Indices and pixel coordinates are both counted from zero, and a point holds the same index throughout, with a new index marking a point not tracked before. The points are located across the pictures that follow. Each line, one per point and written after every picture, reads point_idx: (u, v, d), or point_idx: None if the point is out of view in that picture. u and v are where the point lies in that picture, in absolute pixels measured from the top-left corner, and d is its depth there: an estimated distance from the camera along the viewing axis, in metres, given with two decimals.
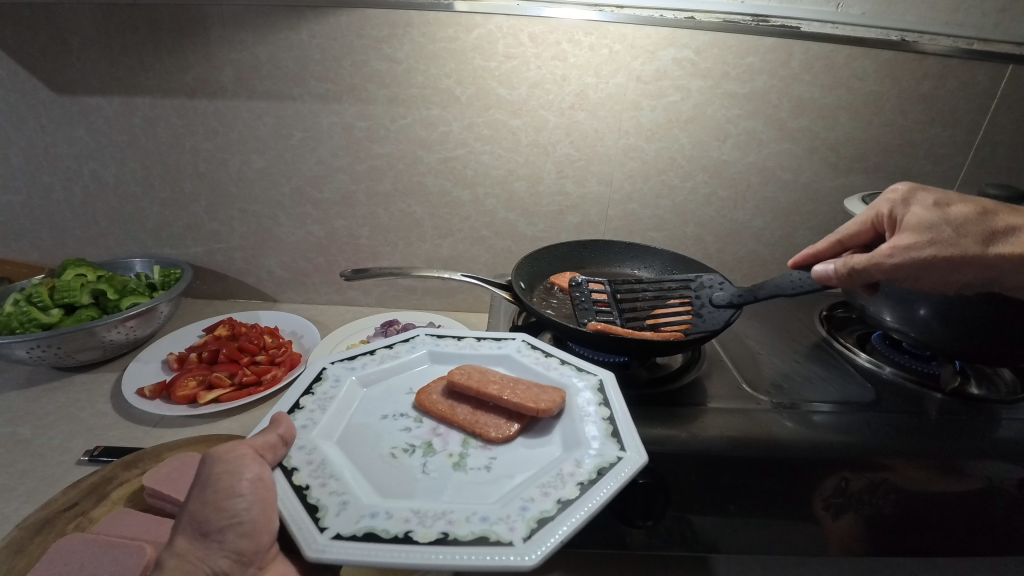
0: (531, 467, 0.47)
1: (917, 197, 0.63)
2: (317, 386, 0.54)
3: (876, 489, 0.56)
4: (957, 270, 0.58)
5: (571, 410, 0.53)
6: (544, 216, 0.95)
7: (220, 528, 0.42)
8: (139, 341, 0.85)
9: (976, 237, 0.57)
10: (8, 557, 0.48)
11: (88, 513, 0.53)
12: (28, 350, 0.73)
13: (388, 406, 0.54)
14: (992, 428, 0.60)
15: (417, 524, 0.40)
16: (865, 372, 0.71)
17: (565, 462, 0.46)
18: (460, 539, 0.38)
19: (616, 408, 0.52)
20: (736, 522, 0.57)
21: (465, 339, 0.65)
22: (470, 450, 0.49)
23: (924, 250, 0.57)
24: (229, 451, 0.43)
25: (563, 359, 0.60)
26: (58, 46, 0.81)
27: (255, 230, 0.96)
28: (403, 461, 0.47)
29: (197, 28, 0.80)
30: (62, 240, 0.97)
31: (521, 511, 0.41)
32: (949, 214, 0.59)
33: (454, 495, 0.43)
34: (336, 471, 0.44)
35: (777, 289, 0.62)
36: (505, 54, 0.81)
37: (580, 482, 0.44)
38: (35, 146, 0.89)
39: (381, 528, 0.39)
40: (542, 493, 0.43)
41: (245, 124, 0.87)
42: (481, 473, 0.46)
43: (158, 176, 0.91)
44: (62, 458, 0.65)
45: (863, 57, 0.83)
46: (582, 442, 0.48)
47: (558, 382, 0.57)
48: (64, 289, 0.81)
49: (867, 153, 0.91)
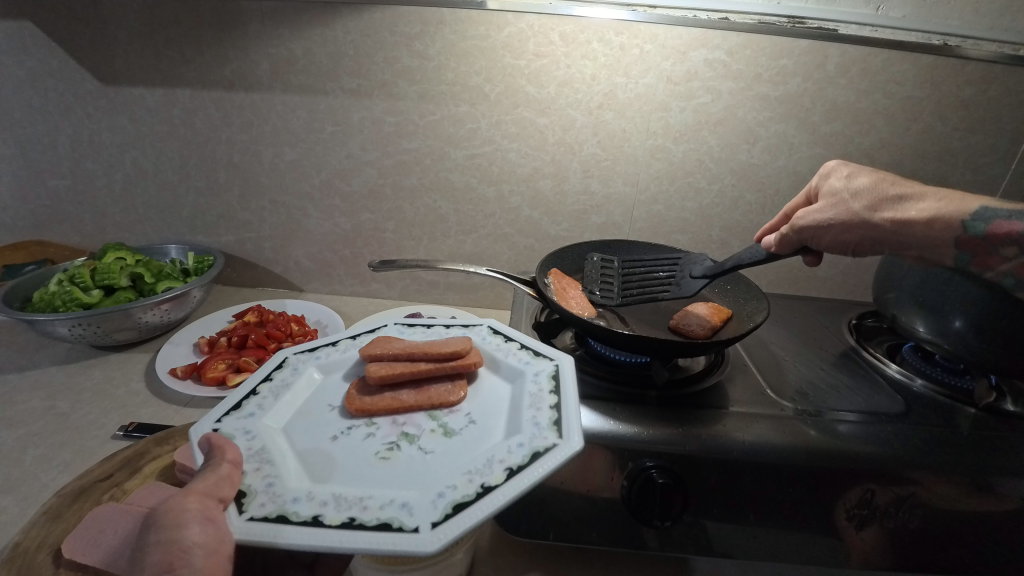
0: (465, 451, 0.47)
1: (839, 169, 0.66)
2: (277, 373, 0.55)
3: (902, 501, 0.55)
4: (853, 232, 0.61)
5: (523, 397, 0.53)
6: (568, 215, 0.95)
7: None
8: (172, 323, 0.88)
9: (867, 203, 0.60)
10: (47, 521, 0.51)
11: (121, 484, 0.55)
12: (69, 327, 0.77)
13: (336, 395, 0.54)
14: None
15: (331, 508, 0.40)
16: (892, 384, 0.69)
17: (498, 450, 0.46)
18: (367, 525, 0.39)
19: (566, 395, 0.52)
20: (754, 527, 0.55)
21: (421, 326, 0.66)
22: (417, 431, 0.49)
23: (826, 216, 0.62)
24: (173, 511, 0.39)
25: (524, 345, 0.61)
26: (105, 37, 0.85)
27: (284, 221, 0.98)
28: (346, 444, 0.48)
29: (236, 23, 0.82)
30: (103, 225, 1.01)
31: (438, 498, 0.41)
32: (853, 183, 0.62)
33: (385, 479, 0.44)
34: (273, 456, 0.45)
35: (739, 261, 0.68)
36: (534, 53, 0.82)
37: (507, 469, 0.44)
38: (80, 134, 0.93)
39: (295, 511, 0.40)
40: (466, 481, 0.43)
41: (279, 116, 0.89)
42: (420, 455, 0.47)
43: (194, 166, 0.94)
44: (97, 432, 0.68)
45: (901, 60, 0.81)
46: (522, 430, 0.48)
47: (514, 369, 0.57)
48: (104, 271, 0.84)
49: (902, 160, 0.89)
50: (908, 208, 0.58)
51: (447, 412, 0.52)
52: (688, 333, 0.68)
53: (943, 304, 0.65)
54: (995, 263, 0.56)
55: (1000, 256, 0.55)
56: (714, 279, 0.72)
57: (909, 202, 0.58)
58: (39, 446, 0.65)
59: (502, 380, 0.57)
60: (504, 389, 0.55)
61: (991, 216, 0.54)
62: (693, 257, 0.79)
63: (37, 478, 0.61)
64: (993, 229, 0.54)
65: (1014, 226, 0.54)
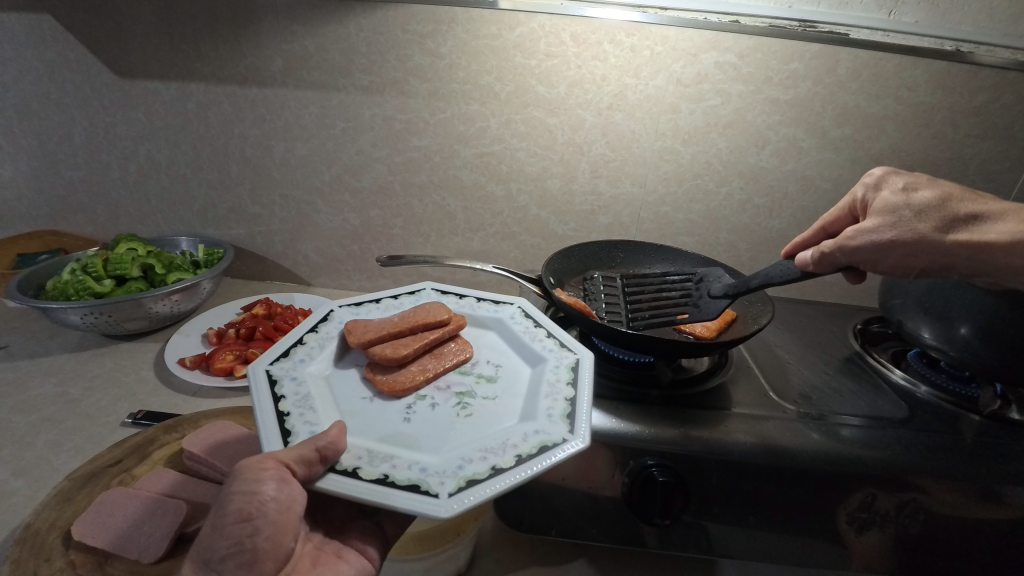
0: (521, 391, 0.55)
1: (890, 179, 0.59)
2: (282, 389, 0.49)
3: (903, 506, 0.54)
4: (919, 256, 0.55)
5: (520, 335, 0.62)
6: (575, 215, 0.95)
7: (224, 555, 0.40)
8: (182, 315, 0.89)
9: (936, 222, 0.54)
10: (58, 504, 0.52)
11: (130, 470, 0.56)
12: (81, 315, 0.78)
13: (354, 389, 0.53)
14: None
15: (492, 456, 0.46)
16: (897, 390, 0.69)
17: (547, 376, 0.55)
18: (530, 453, 0.46)
19: (546, 324, 0.63)
20: (753, 528, 0.56)
21: (367, 301, 0.65)
22: (466, 388, 0.55)
23: (884, 235, 0.55)
24: (253, 468, 0.42)
25: (481, 299, 0.67)
26: (123, 31, 0.86)
27: (294, 215, 0.99)
28: (416, 413, 0.51)
29: (251, 18, 0.83)
30: (116, 217, 1.02)
31: (549, 417, 0.50)
32: (913, 197, 0.56)
33: (486, 425, 0.50)
34: (389, 453, 0.45)
35: (767, 278, 0.61)
36: (545, 53, 0.82)
37: (568, 383, 0.54)
38: (96, 125, 0.94)
39: (473, 471, 0.44)
40: (553, 400, 0.52)
41: (291, 112, 0.90)
42: (489, 402, 0.53)
43: (206, 160, 0.95)
44: (107, 418, 0.69)
45: (913, 66, 0.81)
46: (545, 357, 0.58)
47: (488, 320, 0.64)
48: (116, 261, 0.85)
49: (913, 166, 0.88)
50: (984, 230, 0.53)
51: (469, 365, 0.58)
52: (692, 333, 0.68)
53: (953, 311, 0.65)
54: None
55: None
56: (735, 297, 0.65)
57: (982, 223, 0.53)
58: (50, 431, 0.66)
59: (483, 331, 0.64)
60: (490, 336, 0.63)
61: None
62: (708, 274, 0.73)
63: (48, 462, 0.62)
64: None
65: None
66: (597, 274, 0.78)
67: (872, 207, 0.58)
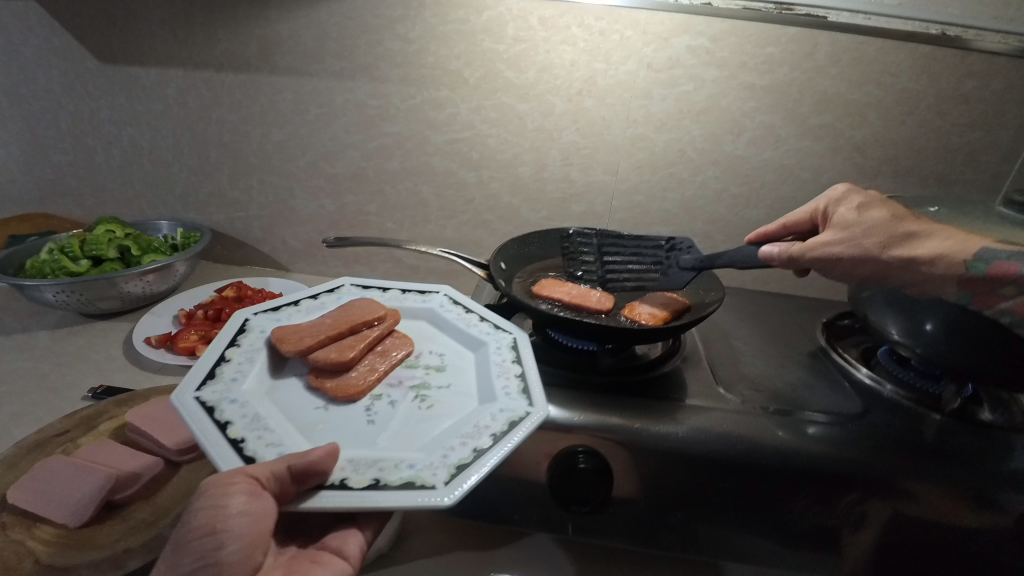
0: (474, 376, 0.58)
1: (851, 197, 0.58)
2: (225, 414, 0.47)
3: (842, 504, 0.52)
4: (859, 270, 0.52)
5: (455, 321, 0.65)
6: (548, 203, 0.93)
7: (191, 570, 0.41)
8: (157, 295, 0.91)
9: (882, 239, 0.50)
10: (1, 470, 0.53)
11: (75, 439, 0.58)
12: (55, 293, 0.80)
13: (304, 401, 0.52)
14: (993, 462, 0.54)
15: (470, 439, 0.48)
16: (855, 386, 0.66)
17: (494, 356, 0.59)
18: (504, 429, 0.49)
19: (472, 303, 0.67)
20: (680, 520, 0.55)
21: (286, 305, 0.62)
22: (419, 380, 0.57)
23: (833, 249, 0.52)
24: (223, 481, 0.43)
25: (406, 290, 0.69)
26: (104, 17, 0.88)
27: (270, 202, 1.00)
28: (378, 410, 0.52)
29: (225, 4, 0.84)
30: (101, 201, 1.04)
31: (508, 394, 0.54)
32: (863, 216, 0.53)
33: (450, 414, 0.52)
34: (370, 457, 0.46)
35: (730, 262, 0.60)
36: (514, 37, 0.81)
37: (515, 360, 0.58)
38: (81, 110, 0.96)
39: (458, 457, 0.46)
40: (507, 377, 0.56)
41: (266, 98, 0.91)
42: (447, 391, 0.56)
43: (186, 145, 0.96)
44: (70, 393, 0.71)
45: (896, 50, 0.78)
46: (486, 338, 0.62)
47: (421, 309, 0.66)
48: (93, 242, 0.87)
49: (897, 155, 0.85)
50: (916, 246, 0.49)
51: (414, 358, 0.60)
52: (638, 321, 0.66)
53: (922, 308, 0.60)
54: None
55: (999, 296, 0.48)
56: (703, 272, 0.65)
57: (918, 239, 0.50)
58: (15, 403, 0.68)
59: (417, 323, 0.65)
60: (426, 326, 0.65)
61: (994, 256, 0.47)
62: (681, 239, 0.73)
63: (7, 432, 0.64)
64: (994, 270, 0.47)
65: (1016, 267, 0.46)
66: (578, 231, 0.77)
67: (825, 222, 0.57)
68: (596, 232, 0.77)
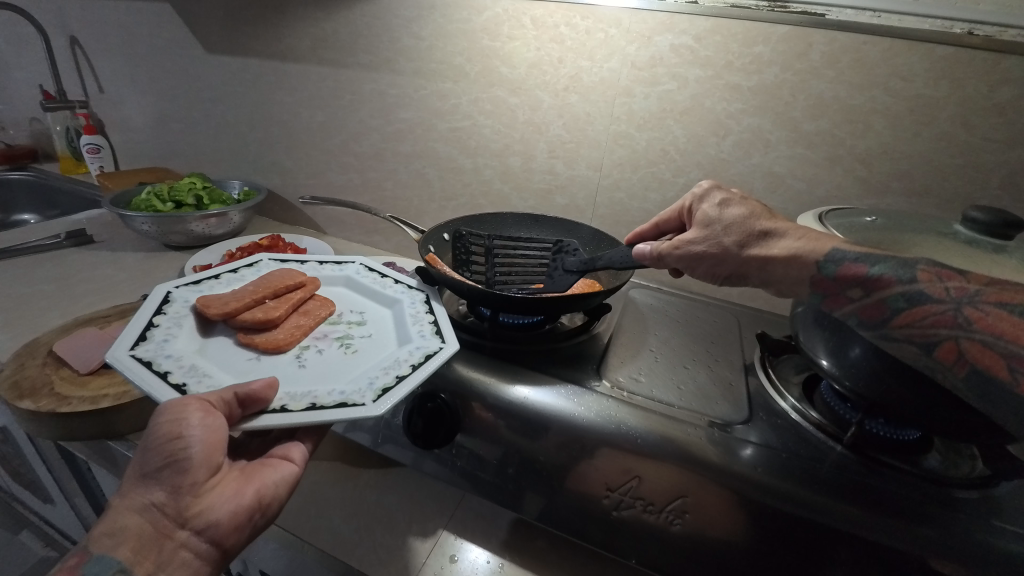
0: (389, 327, 0.67)
1: (712, 195, 0.63)
2: (161, 365, 0.53)
3: (669, 502, 0.52)
4: (724, 265, 0.57)
5: (370, 287, 0.74)
6: (534, 192, 0.99)
7: (158, 467, 0.46)
8: (217, 236, 1.14)
9: (738, 237, 0.56)
10: (60, 330, 0.76)
11: (109, 321, 0.79)
12: (145, 224, 1.05)
13: (235, 355, 0.58)
14: (859, 499, 0.48)
15: (389, 370, 0.57)
16: (758, 401, 0.62)
17: (407, 310, 0.69)
18: (419, 362, 0.58)
19: (384, 269, 0.79)
20: (510, 477, 0.59)
21: (206, 280, 0.69)
22: (342, 333, 0.65)
23: (695, 246, 0.59)
24: (180, 403, 0.47)
25: (323, 263, 0.79)
26: (209, 17, 1.12)
27: (314, 172, 1.19)
28: (306, 351, 0.60)
29: (288, 6, 1.03)
30: (204, 162, 1.33)
31: (418, 339, 0.63)
32: (724, 214, 0.59)
33: (371, 356, 0.60)
34: (303, 390, 0.53)
35: (609, 262, 0.67)
36: (508, 35, 0.88)
37: (423, 313, 0.69)
38: (193, 90, 1.23)
39: (382, 382, 0.55)
40: (419, 324, 0.66)
41: (314, 84, 1.08)
42: (367, 339, 0.64)
43: (258, 121, 1.19)
44: (133, 296, 0.94)
45: (908, 52, 0.69)
46: (398, 297, 0.72)
47: (340, 278, 0.76)
48: (177, 190, 1.12)
49: (910, 170, 0.76)
50: (771, 245, 0.53)
51: (335, 317, 0.68)
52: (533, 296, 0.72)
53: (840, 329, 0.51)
54: (879, 314, 0.43)
55: (846, 297, 0.46)
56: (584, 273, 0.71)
57: (773, 239, 0.53)
58: (97, 296, 0.93)
59: (336, 290, 0.75)
60: (343, 290, 0.75)
61: (842, 258, 0.46)
62: (566, 242, 0.76)
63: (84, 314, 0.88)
64: (842, 271, 0.46)
65: (861, 268, 0.44)
66: (466, 233, 0.78)
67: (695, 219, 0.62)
68: (486, 236, 0.77)
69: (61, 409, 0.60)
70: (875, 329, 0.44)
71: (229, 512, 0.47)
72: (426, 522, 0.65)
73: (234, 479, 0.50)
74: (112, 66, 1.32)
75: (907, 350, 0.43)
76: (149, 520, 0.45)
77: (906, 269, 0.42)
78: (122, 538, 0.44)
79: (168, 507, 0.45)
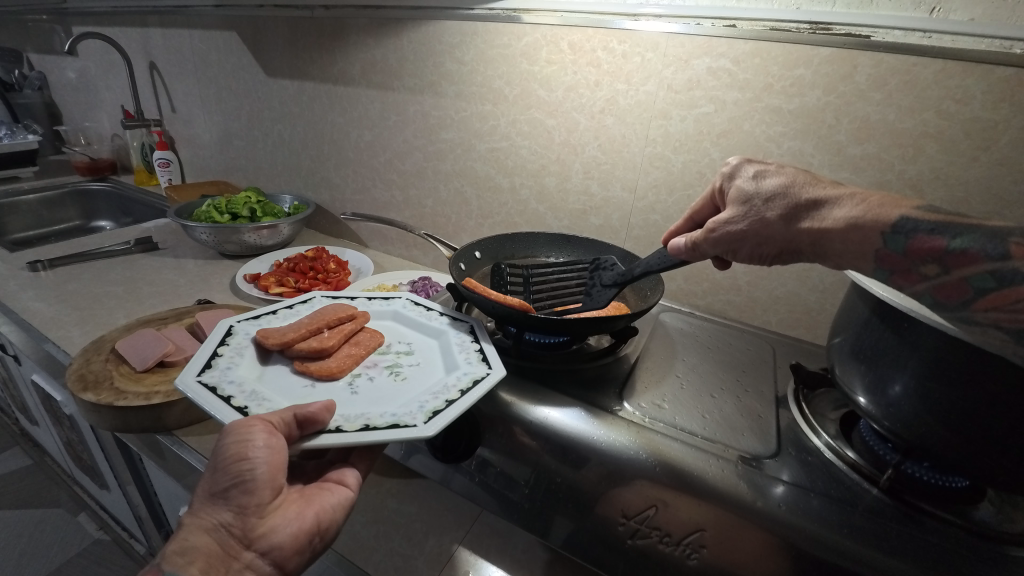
0: (438, 355, 0.67)
1: (743, 169, 0.60)
2: (225, 391, 0.55)
3: (686, 534, 0.51)
4: (771, 243, 0.55)
5: (419, 317, 0.75)
6: (569, 212, 1.00)
7: (226, 488, 0.48)
8: (268, 246, 1.21)
9: (782, 212, 0.54)
10: (125, 329, 0.83)
11: (167, 322, 0.85)
12: (204, 234, 1.13)
13: (292, 382, 0.60)
14: (895, 548, 0.45)
15: (439, 396, 0.58)
16: (788, 435, 0.59)
17: (455, 340, 0.69)
18: (467, 388, 0.58)
19: (429, 302, 0.79)
20: (530, 498, 0.59)
21: (265, 314, 0.72)
22: (392, 362, 0.66)
23: (736, 226, 0.56)
24: (244, 424, 0.49)
25: (371, 297, 0.80)
26: (271, 42, 1.20)
27: (360, 188, 1.24)
28: (359, 377, 0.62)
29: (341, 34, 1.09)
30: (261, 176, 1.42)
31: (465, 367, 0.63)
32: (762, 186, 0.56)
33: (420, 383, 0.61)
34: (358, 412, 0.55)
35: (649, 267, 0.66)
36: (546, 60, 0.90)
37: (470, 342, 0.69)
38: (255, 110, 1.33)
39: (432, 407, 0.55)
40: (466, 352, 0.66)
41: (362, 106, 1.14)
42: (416, 367, 0.65)
43: (311, 139, 1.26)
44: (191, 299, 1.02)
45: (963, 74, 0.66)
46: (445, 329, 0.72)
47: (389, 311, 0.77)
48: (235, 203, 1.20)
49: (967, 199, 0.71)
50: (824, 217, 0.51)
51: (385, 347, 0.69)
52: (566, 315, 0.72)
53: (880, 365, 0.49)
54: (960, 293, 0.40)
55: (920, 274, 0.43)
56: (622, 285, 0.71)
57: (825, 209, 0.51)
58: (157, 298, 1.01)
59: (385, 321, 0.76)
60: (391, 322, 0.76)
61: (914, 229, 0.43)
62: (602, 259, 0.76)
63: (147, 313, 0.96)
64: (913, 244, 0.43)
65: (937, 241, 0.41)
66: (502, 266, 0.81)
67: (729, 196, 0.59)
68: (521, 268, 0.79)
69: (117, 403, 0.66)
70: (952, 312, 0.41)
71: (292, 536, 0.50)
72: (443, 535, 0.70)
73: (295, 500, 0.53)
74: (185, 89, 1.45)
75: (992, 335, 0.38)
76: (218, 541, 0.47)
77: (996, 243, 0.38)
78: (192, 557, 0.46)
79: (236, 527, 0.48)
